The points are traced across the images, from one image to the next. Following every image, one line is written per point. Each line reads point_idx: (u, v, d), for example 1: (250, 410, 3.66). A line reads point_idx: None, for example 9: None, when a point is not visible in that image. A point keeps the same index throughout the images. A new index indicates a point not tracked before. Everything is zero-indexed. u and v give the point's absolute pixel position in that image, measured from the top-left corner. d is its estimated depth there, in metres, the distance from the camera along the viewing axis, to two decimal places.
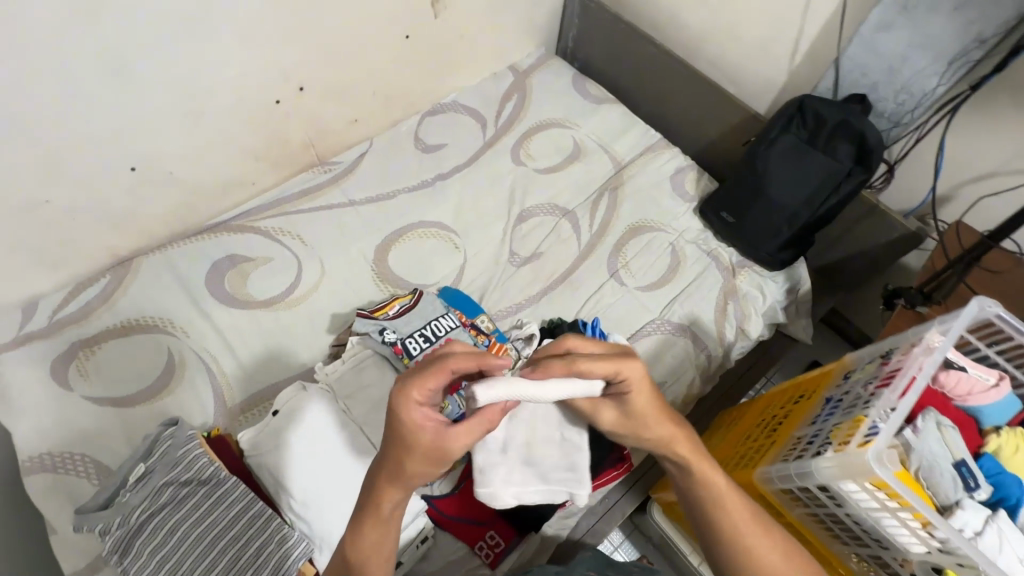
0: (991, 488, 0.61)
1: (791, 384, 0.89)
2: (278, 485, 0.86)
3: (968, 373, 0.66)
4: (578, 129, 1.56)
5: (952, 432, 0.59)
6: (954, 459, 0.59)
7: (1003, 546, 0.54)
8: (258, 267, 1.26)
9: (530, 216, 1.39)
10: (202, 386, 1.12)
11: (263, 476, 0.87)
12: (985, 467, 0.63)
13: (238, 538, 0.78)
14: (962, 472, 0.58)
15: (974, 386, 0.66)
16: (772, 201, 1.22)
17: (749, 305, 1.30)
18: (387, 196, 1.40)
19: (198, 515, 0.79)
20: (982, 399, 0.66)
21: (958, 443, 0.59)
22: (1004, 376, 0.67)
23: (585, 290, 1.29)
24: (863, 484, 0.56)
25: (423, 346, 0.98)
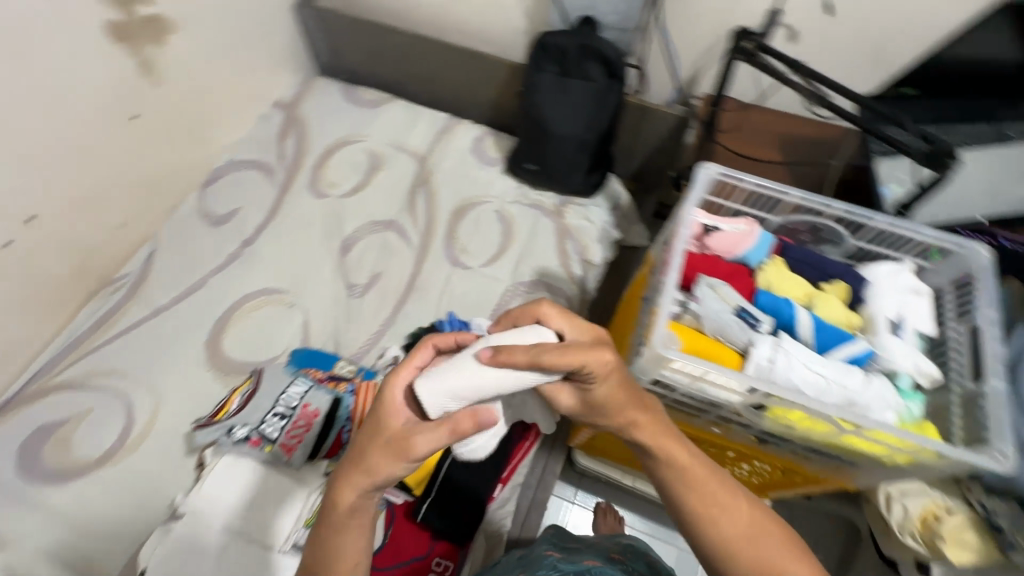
0: (774, 318, 0.64)
1: (630, 294, 0.94)
2: None
3: (722, 229, 0.68)
4: (368, 139, 1.52)
5: (723, 287, 0.63)
6: (733, 307, 0.63)
7: (795, 362, 0.59)
8: (78, 424, 1.09)
9: (355, 243, 1.35)
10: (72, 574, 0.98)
11: None
12: (762, 304, 0.64)
13: None
14: (744, 316, 0.62)
15: (733, 238, 0.68)
16: (559, 138, 1.27)
17: (584, 236, 1.36)
18: (198, 285, 1.27)
19: None
20: (743, 245, 0.68)
21: (731, 294, 0.63)
22: (752, 219, 0.69)
23: (435, 289, 1.28)
24: (671, 369, 0.60)
25: (280, 425, 0.94)
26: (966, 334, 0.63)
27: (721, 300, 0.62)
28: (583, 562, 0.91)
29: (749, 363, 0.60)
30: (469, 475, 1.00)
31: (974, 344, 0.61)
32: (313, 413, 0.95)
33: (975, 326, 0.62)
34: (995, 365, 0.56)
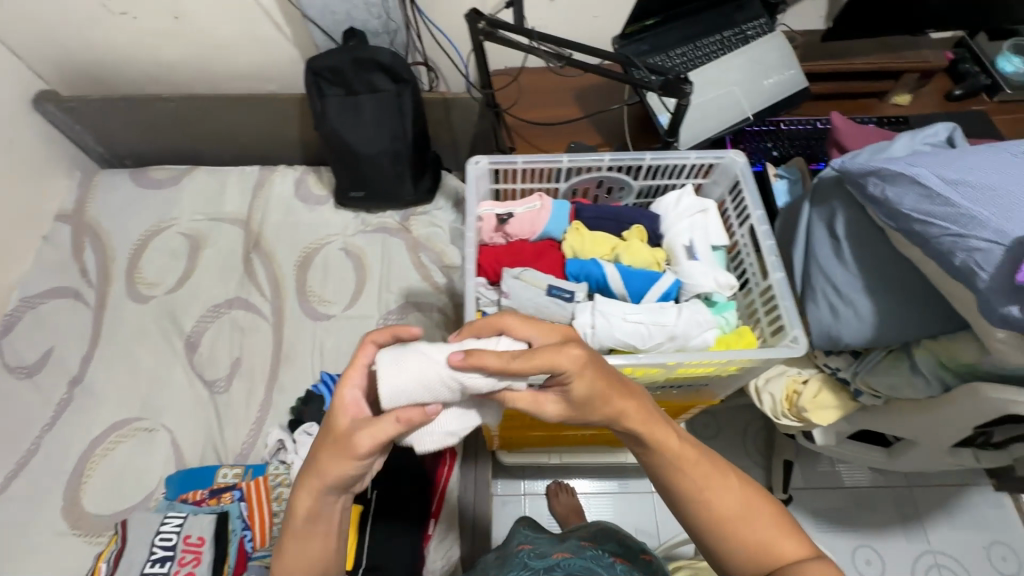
0: (588, 283, 0.65)
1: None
2: None
3: (516, 214, 0.68)
4: (178, 220, 1.37)
5: (529, 274, 0.63)
6: (544, 288, 0.63)
7: (614, 321, 0.60)
8: None
9: (201, 335, 1.22)
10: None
11: None
12: (572, 272, 0.66)
13: None
14: (557, 293, 0.63)
15: (529, 218, 0.68)
16: (371, 158, 1.22)
17: (437, 242, 1.33)
18: (33, 450, 1.10)
19: None
20: (541, 221, 0.69)
21: (537, 277, 0.63)
22: (543, 192, 0.70)
23: (305, 351, 1.20)
24: None
25: (164, 571, 0.85)
26: (747, 234, 0.67)
27: (529, 287, 0.62)
28: (554, 554, 0.85)
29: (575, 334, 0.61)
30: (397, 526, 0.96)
31: (755, 241, 0.65)
32: (197, 543, 0.87)
33: (751, 224, 0.66)
34: (771, 257, 0.61)
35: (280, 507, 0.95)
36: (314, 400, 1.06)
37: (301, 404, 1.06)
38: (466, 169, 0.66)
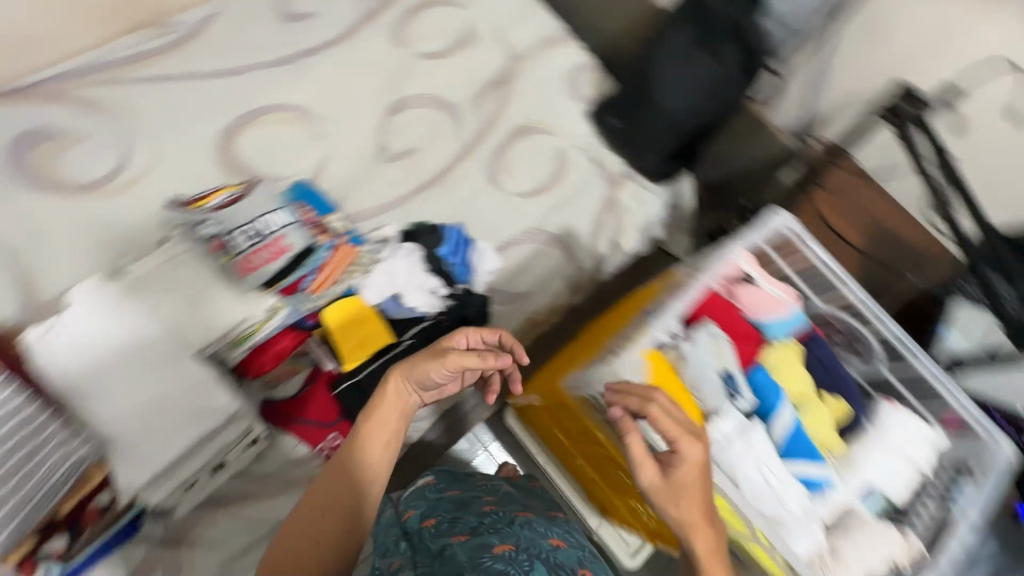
0: (758, 398, 0.77)
1: (616, 306, 1.01)
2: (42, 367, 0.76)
3: (761, 287, 0.79)
4: (471, 8, 1.36)
5: (723, 346, 0.77)
6: (722, 369, 0.77)
7: (746, 445, 0.73)
8: (77, 146, 1.07)
9: (408, 107, 1.26)
10: (79, 322, 0.80)
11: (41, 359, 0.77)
12: (756, 379, 0.78)
13: None
14: (728, 381, 0.77)
15: (764, 300, 0.79)
16: (658, 106, 1.14)
17: (625, 217, 1.26)
18: (240, 70, 1.20)
19: None
20: (769, 313, 0.79)
21: (725, 355, 0.77)
22: (791, 297, 0.81)
23: (461, 194, 1.21)
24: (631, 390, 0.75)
25: (250, 242, 0.90)
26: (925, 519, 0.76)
27: (715, 354, 0.77)
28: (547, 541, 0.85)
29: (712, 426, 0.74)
30: None
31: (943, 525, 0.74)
32: (284, 247, 0.92)
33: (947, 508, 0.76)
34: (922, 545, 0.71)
35: (344, 281, 1.00)
36: (434, 235, 1.09)
37: (424, 229, 1.09)
38: (767, 215, 0.81)
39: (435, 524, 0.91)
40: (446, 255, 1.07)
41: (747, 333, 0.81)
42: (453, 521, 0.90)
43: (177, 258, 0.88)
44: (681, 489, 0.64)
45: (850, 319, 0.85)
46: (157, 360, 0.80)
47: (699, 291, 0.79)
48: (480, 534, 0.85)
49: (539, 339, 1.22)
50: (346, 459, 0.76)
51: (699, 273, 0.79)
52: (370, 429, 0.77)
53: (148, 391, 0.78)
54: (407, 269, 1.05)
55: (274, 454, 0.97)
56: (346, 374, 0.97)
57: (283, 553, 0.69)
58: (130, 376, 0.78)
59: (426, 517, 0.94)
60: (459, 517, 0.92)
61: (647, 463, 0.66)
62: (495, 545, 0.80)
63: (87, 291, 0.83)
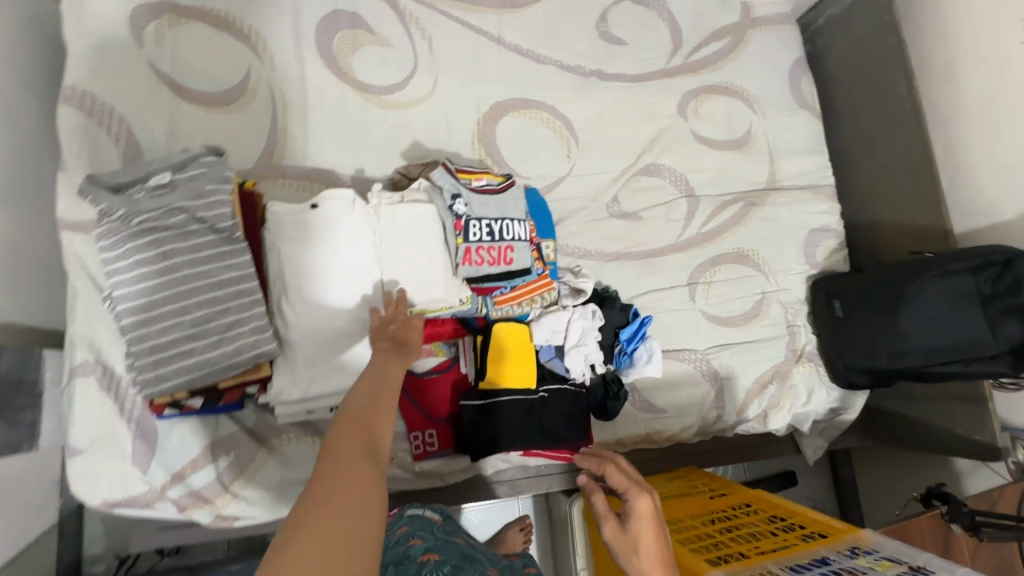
0: None
1: (763, 507, 0.87)
2: (282, 259, 0.79)
3: None
4: (761, 117, 1.31)
5: None
6: None
7: None
8: (374, 46, 1.11)
9: (655, 174, 1.22)
10: (321, 229, 0.81)
11: (279, 246, 0.79)
12: None
13: (201, 322, 0.69)
14: None
15: None
16: (893, 327, 1.06)
17: (788, 398, 1.19)
18: (539, 59, 1.20)
19: (186, 274, 0.69)
20: None
21: None
22: None
23: (655, 283, 1.17)
24: None
25: (482, 237, 0.89)
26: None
27: None
28: None
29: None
30: (521, 425, 0.97)
31: None
32: (506, 259, 0.91)
33: None
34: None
35: (524, 308, 0.99)
36: (621, 314, 1.06)
37: (616, 303, 1.06)
38: None
39: (439, 560, 0.81)
40: (621, 340, 1.04)
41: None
42: (458, 567, 0.80)
43: (422, 213, 0.88)
44: (637, 540, 0.62)
45: None
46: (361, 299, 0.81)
47: None
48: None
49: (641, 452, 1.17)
50: (372, 388, 0.61)
51: None
52: (399, 367, 0.65)
53: (344, 323, 0.80)
54: (582, 331, 1.01)
55: None
56: (480, 390, 0.96)
57: (333, 486, 0.45)
58: (338, 298, 0.80)
59: (431, 550, 0.84)
60: (465, 566, 0.82)
61: (607, 520, 0.64)
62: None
63: (343, 201, 0.83)
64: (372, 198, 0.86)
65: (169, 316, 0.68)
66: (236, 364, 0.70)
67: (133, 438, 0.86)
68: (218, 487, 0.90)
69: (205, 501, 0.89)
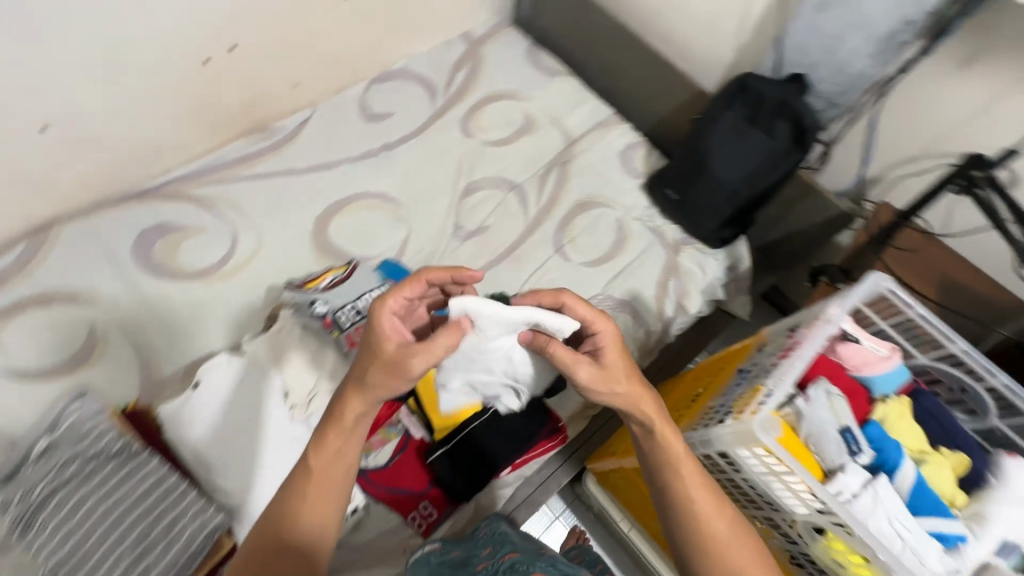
0: (876, 455, 0.69)
1: (701, 371, 0.98)
2: (188, 442, 0.84)
3: (863, 343, 0.73)
4: (529, 101, 1.52)
5: (840, 403, 0.69)
6: (840, 425, 0.69)
7: (877, 506, 0.64)
8: (191, 238, 1.20)
9: (477, 189, 1.38)
10: (213, 400, 0.86)
11: (179, 433, 0.84)
12: (870, 434, 0.70)
13: (140, 540, 0.72)
14: (847, 438, 0.68)
15: (868, 357, 0.72)
16: (713, 176, 1.23)
17: (690, 282, 1.32)
18: (332, 165, 1.35)
19: (105, 509, 0.72)
20: (875, 369, 0.73)
21: (843, 412, 0.69)
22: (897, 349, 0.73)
23: (531, 264, 1.29)
24: (752, 450, 0.67)
25: (355, 319, 0.94)
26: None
27: (832, 413, 0.68)
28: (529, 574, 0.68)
29: (833, 482, 0.65)
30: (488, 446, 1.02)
31: None
32: None
33: None
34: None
35: None
36: None
37: None
38: (865, 278, 0.75)
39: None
40: None
41: (855, 389, 0.75)
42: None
43: (294, 334, 0.94)
44: (611, 371, 0.76)
45: (957, 369, 0.78)
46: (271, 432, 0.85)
47: (804, 352, 0.69)
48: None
49: None
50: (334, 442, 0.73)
51: (817, 334, 0.70)
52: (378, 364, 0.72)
53: (269, 460, 0.83)
54: None
55: (371, 523, 0.98)
56: (436, 441, 1.01)
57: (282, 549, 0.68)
58: (252, 441, 0.84)
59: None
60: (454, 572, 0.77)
61: (580, 367, 0.75)
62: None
63: (219, 366, 0.89)
64: (244, 349, 0.91)
65: (112, 553, 0.70)
66: (194, 553, 0.72)
67: None
68: None
69: None
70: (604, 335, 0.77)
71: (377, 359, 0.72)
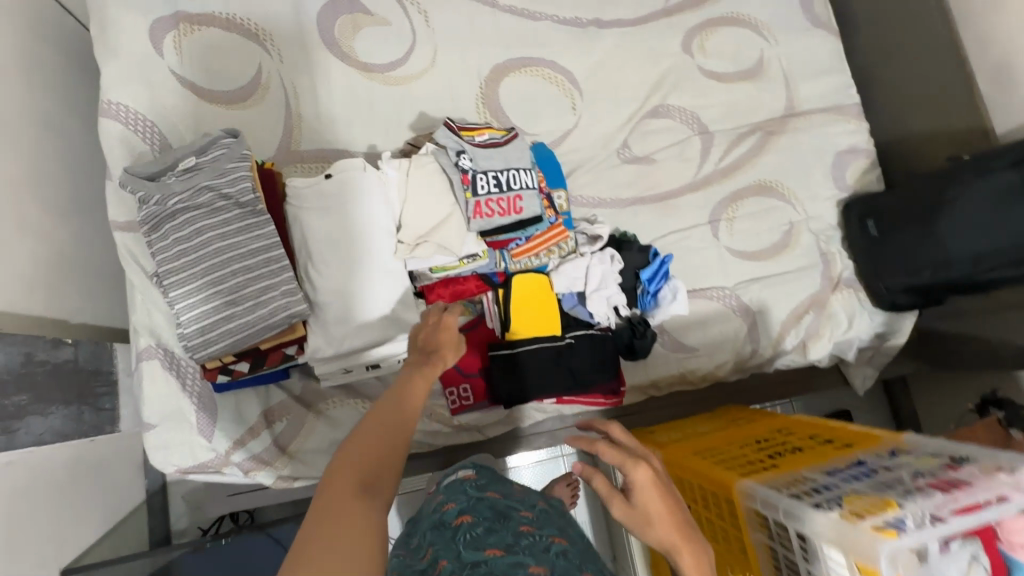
0: None
1: (786, 419, 0.92)
2: (299, 221, 0.85)
3: None
4: (772, 43, 1.25)
5: None
6: None
7: None
8: (374, 26, 1.14)
9: (664, 115, 1.20)
10: (335, 199, 0.85)
11: (297, 210, 0.84)
12: None
13: (230, 293, 0.75)
14: None
15: None
16: (936, 236, 1.00)
17: (828, 326, 1.15)
18: (537, 15, 1.20)
19: (229, 241, 0.75)
20: None
21: None
22: None
23: (675, 223, 1.16)
24: (846, 558, 0.54)
25: (490, 189, 0.91)
26: None
27: None
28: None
29: None
30: (541, 373, 0.99)
31: None
32: (516, 208, 0.92)
33: None
34: None
35: (541, 259, 1.01)
36: (641, 256, 1.05)
37: (633, 244, 1.06)
38: None
39: (470, 523, 0.70)
40: (643, 280, 1.04)
41: None
42: (492, 530, 0.69)
43: (430, 174, 0.91)
44: (646, 512, 0.58)
45: None
46: (384, 248, 0.87)
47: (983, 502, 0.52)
48: (515, 554, 0.64)
49: (680, 395, 1.16)
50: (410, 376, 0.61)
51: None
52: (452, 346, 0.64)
53: (357, 274, 0.84)
54: (601, 274, 1.01)
55: None
56: (504, 341, 1.00)
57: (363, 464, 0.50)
58: (357, 259, 0.85)
59: (465, 512, 0.73)
60: (499, 529, 0.70)
61: (613, 500, 0.61)
62: (530, 567, 0.61)
63: (354, 169, 0.87)
64: (382, 165, 0.90)
65: (230, 292, 0.75)
66: (262, 300, 0.75)
67: (194, 411, 0.94)
68: (275, 450, 0.97)
69: (265, 463, 0.96)
70: (645, 490, 0.59)
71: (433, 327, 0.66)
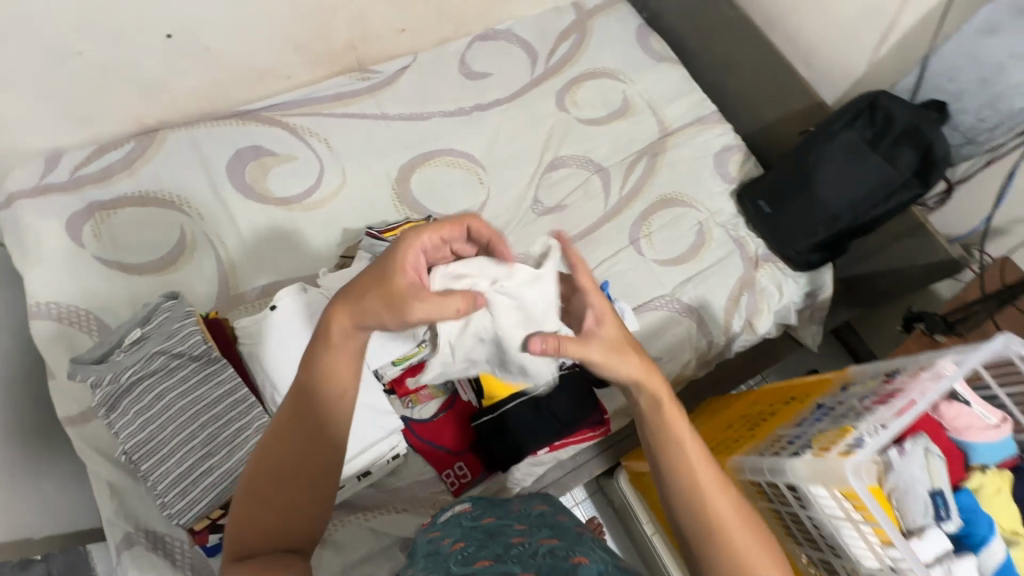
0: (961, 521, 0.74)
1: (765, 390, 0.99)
2: (255, 358, 0.87)
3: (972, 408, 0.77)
4: (630, 84, 1.44)
5: (936, 463, 0.73)
6: (933, 488, 0.73)
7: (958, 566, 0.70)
8: (281, 165, 1.23)
9: (561, 166, 1.34)
10: (283, 328, 0.88)
11: (251, 349, 0.87)
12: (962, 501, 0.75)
13: (204, 444, 0.75)
14: (937, 502, 0.73)
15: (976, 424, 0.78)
16: (816, 195, 1.15)
17: (764, 300, 1.25)
18: (425, 116, 1.33)
19: (191, 396, 0.77)
20: (981, 437, 0.78)
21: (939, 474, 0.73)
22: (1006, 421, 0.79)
23: (602, 253, 1.26)
24: (833, 492, 0.63)
25: None
26: None
27: (927, 473, 0.73)
28: (570, 555, 0.57)
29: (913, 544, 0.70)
30: (527, 427, 1.02)
31: None
32: None
33: None
34: None
35: None
36: None
37: None
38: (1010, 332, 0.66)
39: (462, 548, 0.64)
40: None
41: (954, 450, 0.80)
42: (484, 545, 0.63)
43: None
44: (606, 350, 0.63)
45: None
46: None
47: (912, 401, 0.64)
48: (506, 562, 0.58)
49: None
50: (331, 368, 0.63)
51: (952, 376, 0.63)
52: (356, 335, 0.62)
53: None
54: None
55: (408, 471, 1.00)
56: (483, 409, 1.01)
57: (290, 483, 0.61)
58: None
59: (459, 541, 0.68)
60: (492, 542, 0.63)
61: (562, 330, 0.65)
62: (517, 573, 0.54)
63: (294, 295, 0.90)
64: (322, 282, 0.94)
65: (205, 444, 0.75)
66: (236, 444, 0.76)
67: None
68: None
69: None
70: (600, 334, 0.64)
71: (376, 282, 0.60)
